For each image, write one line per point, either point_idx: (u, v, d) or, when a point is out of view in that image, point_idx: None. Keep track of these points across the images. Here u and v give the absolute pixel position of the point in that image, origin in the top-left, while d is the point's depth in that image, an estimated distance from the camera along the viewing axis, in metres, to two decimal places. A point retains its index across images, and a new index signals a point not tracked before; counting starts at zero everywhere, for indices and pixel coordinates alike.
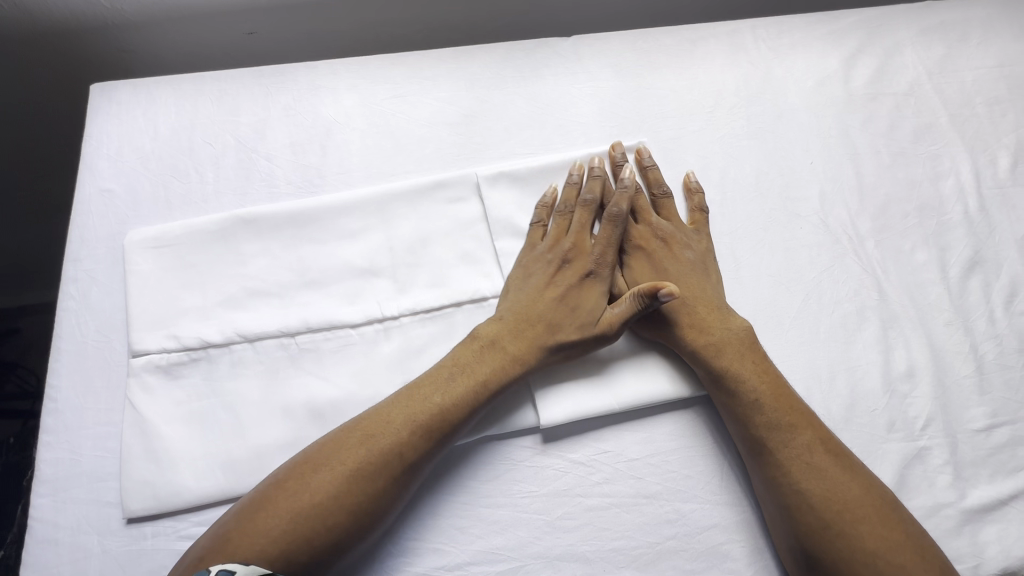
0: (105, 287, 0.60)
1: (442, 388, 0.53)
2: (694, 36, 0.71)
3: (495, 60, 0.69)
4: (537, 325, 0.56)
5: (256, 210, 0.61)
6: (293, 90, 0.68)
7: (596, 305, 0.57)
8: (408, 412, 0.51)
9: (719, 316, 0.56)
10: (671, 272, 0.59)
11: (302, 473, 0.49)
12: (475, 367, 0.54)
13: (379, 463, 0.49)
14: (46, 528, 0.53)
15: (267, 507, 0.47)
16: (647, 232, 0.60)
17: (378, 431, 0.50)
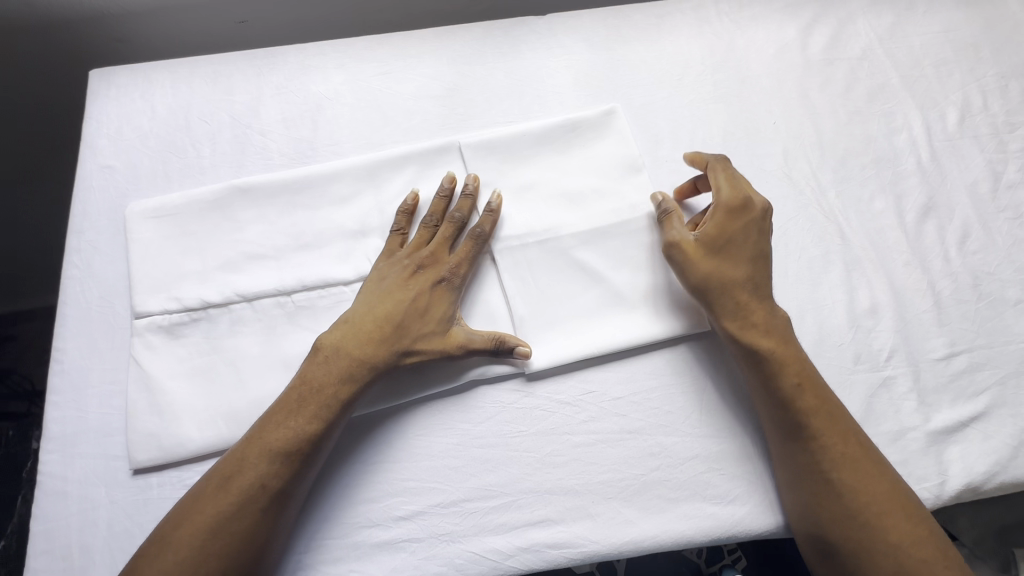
0: (107, 256, 0.63)
1: (291, 413, 0.52)
2: (661, 12, 0.76)
3: (475, 38, 0.73)
4: (384, 333, 0.55)
5: (252, 179, 0.64)
6: (284, 70, 0.72)
7: (443, 313, 0.57)
8: (263, 447, 0.51)
9: (760, 295, 0.57)
10: (743, 241, 0.58)
11: (169, 524, 0.49)
12: (324, 382, 0.53)
13: (239, 498, 0.49)
14: (55, 481, 0.55)
15: (147, 561, 0.47)
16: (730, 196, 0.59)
17: (235, 469, 0.50)
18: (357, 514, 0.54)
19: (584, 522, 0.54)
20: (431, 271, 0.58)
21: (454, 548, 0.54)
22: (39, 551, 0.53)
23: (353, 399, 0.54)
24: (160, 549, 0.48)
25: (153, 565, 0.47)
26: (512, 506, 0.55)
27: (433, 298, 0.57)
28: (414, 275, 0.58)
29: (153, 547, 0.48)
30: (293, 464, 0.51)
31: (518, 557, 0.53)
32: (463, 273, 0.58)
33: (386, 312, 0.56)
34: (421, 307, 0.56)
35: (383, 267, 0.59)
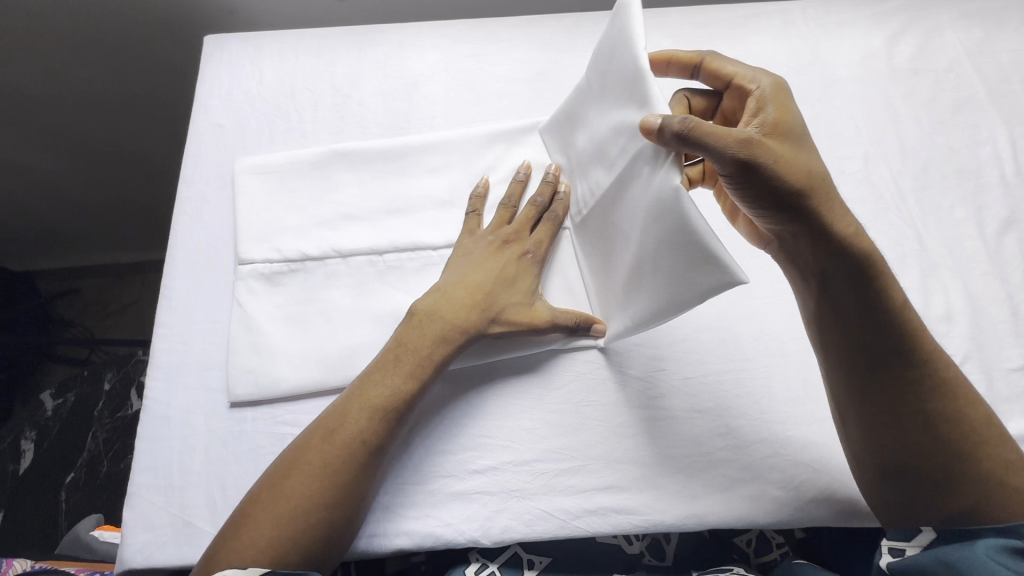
0: (214, 206, 0.67)
1: (388, 372, 0.55)
2: (748, 13, 0.78)
3: (565, 28, 0.77)
4: (476, 300, 0.57)
5: (351, 144, 0.68)
6: (384, 46, 0.76)
7: (528, 286, 0.59)
8: (363, 404, 0.53)
9: (843, 207, 0.47)
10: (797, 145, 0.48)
11: (276, 475, 0.50)
12: (416, 345, 0.56)
13: (345, 451, 0.51)
14: (160, 406, 0.59)
15: (258, 512, 0.48)
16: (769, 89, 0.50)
17: (337, 424, 0.52)
18: (435, 463, 0.57)
19: (650, 493, 0.56)
20: (517, 247, 0.60)
21: (524, 504, 0.56)
22: (143, 468, 0.57)
23: (445, 359, 0.56)
24: (268, 493, 0.50)
25: (268, 513, 0.48)
26: (581, 471, 0.57)
27: (519, 274, 0.59)
28: (500, 252, 0.60)
29: (263, 492, 0.50)
30: (394, 419, 0.54)
31: (585, 519, 0.56)
32: (545, 249, 0.61)
33: (476, 283, 0.58)
34: (508, 279, 0.59)
35: (468, 244, 0.61)
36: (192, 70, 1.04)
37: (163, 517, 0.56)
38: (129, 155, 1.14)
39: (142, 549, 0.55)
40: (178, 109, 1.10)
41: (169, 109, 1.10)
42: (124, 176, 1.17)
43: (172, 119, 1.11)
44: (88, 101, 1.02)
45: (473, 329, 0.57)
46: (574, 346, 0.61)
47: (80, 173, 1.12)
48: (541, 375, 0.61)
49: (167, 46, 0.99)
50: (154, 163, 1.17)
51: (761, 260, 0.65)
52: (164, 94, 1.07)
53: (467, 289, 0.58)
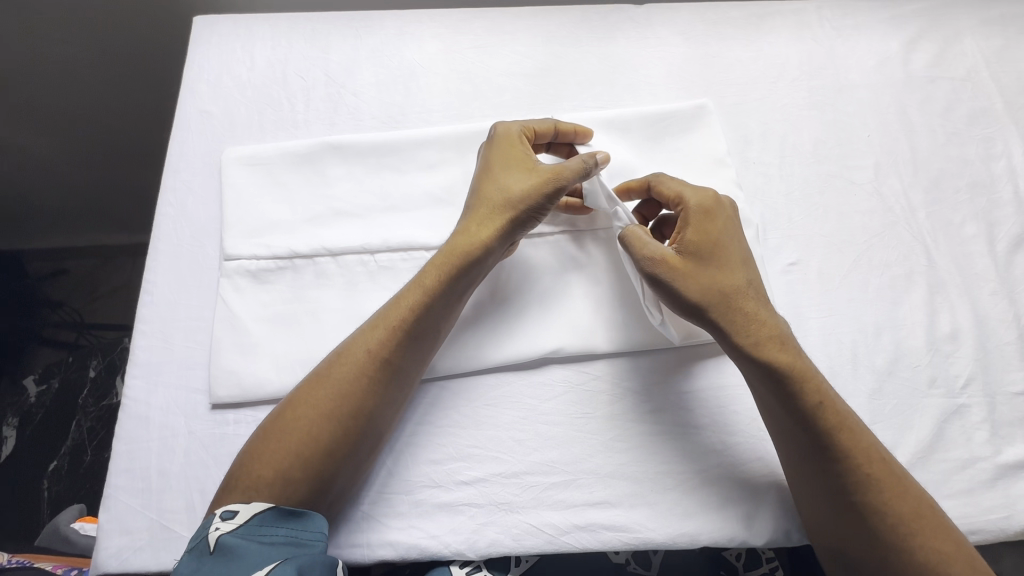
0: (200, 198, 0.65)
1: (400, 299, 0.53)
2: (761, 12, 0.75)
3: (571, 21, 0.73)
4: (480, 193, 0.57)
5: (344, 137, 0.66)
6: (381, 34, 0.72)
7: (516, 147, 0.58)
8: (377, 324, 0.52)
9: (769, 307, 0.53)
10: (723, 251, 0.54)
11: (282, 411, 0.50)
12: (424, 271, 0.54)
13: (351, 379, 0.50)
14: (139, 406, 0.57)
15: (244, 473, 0.47)
16: (705, 203, 0.55)
17: (346, 347, 0.52)
18: (420, 472, 0.56)
19: (640, 510, 0.55)
20: (503, 128, 0.60)
21: (511, 518, 0.55)
22: (120, 470, 0.55)
23: (466, 257, 0.54)
24: (267, 439, 0.48)
25: (254, 471, 0.47)
26: (571, 485, 0.56)
27: (521, 177, 0.56)
28: (497, 166, 0.58)
29: (266, 433, 0.49)
30: (401, 347, 0.52)
31: (573, 535, 0.54)
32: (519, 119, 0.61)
33: (486, 199, 0.56)
34: (512, 180, 0.57)
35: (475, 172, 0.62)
36: (177, 49, 1.01)
37: (140, 520, 0.54)
38: (117, 137, 1.11)
39: (118, 552, 0.53)
40: (171, 85, 1.06)
41: (155, 89, 1.06)
42: (111, 159, 1.14)
43: (156, 100, 1.07)
44: (71, 81, 1.00)
45: (488, 241, 0.54)
46: (574, 358, 0.60)
47: (69, 155, 1.11)
48: (544, 380, 0.59)
49: (159, 19, 0.96)
50: (141, 146, 1.13)
51: (767, 271, 0.63)
52: (156, 69, 1.03)
53: (474, 187, 0.58)
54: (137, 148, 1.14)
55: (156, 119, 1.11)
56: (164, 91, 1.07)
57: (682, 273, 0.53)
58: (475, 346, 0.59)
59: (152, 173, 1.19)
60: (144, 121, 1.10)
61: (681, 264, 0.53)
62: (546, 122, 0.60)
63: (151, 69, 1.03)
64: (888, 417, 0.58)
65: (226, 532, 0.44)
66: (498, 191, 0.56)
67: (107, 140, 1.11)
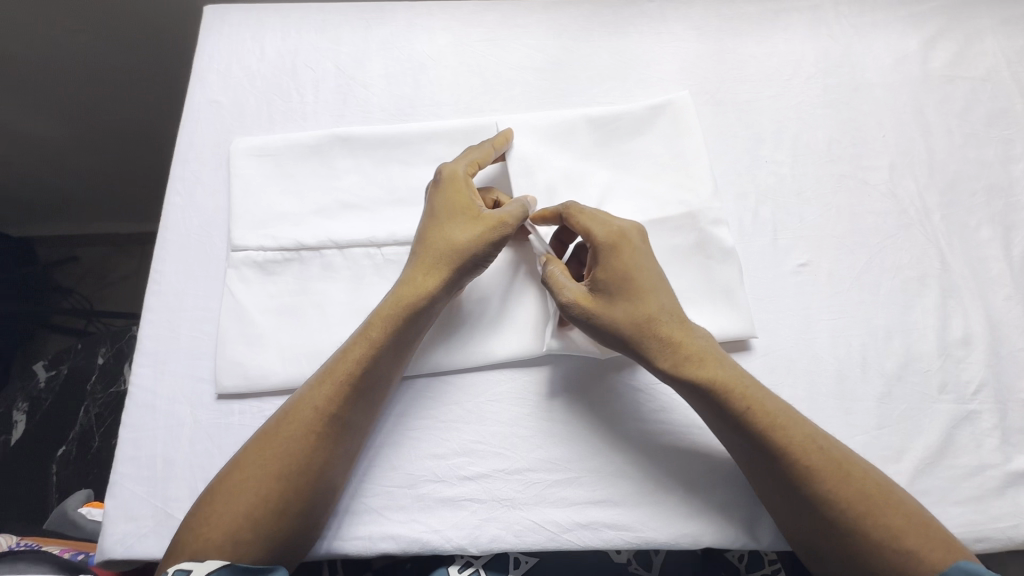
0: (208, 188, 0.65)
1: (346, 351, 0.53)
2: (777, 8, 0.73)
3: (584, 14, 0.73)
4: (425, 245, 0.55)
5: (353, 129, 0.65)
6: (391, 26, 0.72)
7: (461, 197, 0.56)
8: (324, 378, 0.52)
9: (688, 328, 0.53)
10: (635, 281, 0.53)
11: (263, 438, 0.50)
12: (370, 324, 0.53)
13: (297, 441, 0.50)
14: (145, 394, 0.58)
15: (244, 471, 0.49)
16: (610, 232, 0.54)
17: (293, 403, 0.52)
18: (423, 467, 0.56)
19: (643, 509, 0.55)
20: (448, 174, 0.57)
21: (514, 514, 0.55)
22: (126, 457, 0.56)
23: (411, 312, 0.53)
24: (266, 443, 0.50)
25: (246, 477, 0.48)
26: (575, 483, 0.56)
27: (465, 228, 0.55)
28: (443, 217, 0.56)
29: (262, 439, 0.50)
30: (348, 401, 0.51)
31: (575, 532, 0.54)
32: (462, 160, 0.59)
33: (430, 251, 0.55)
34: (456, 232, 0.55)
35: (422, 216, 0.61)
36: (186, 36, 1.01)
37: (145, 507, 0.54)
38: (127, 126, 1.12)
39: (123, 539, 0.53)
40: (181, 72, 1.06)
41: (165, 77, 1.06)
42: (120, 145, 1.14)
43: (164, 85, 1.08)
44: (79, 69, 1.00)
45: (432, 296, 0.53)
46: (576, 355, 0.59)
47: (79, 142, 1.11)
48: (547, 377, 0.59)
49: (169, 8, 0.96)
50: (149, 131, 1.14)
51: (776, 272, 0.62)
52: (166, 58, 1.03)
53: (420, 238, 0.57)
54: (147, 136, 1.14)
55: (166, 107, 1.11)
56: (174, 80, 1.07)
57: (602, 314, 0.53)
58: (480, 341, 0.59)
59: (161, 161, 1.20)
60: (154, 109, 1.10)
61: (598, 301, 0.54)
62: (484, 150, 0.59)
63: (160, 58, 1.03)
64: (896, 422, 0.57)
65: None
66: (443, 242, 0.55)
67: (118, 129, 1.11)
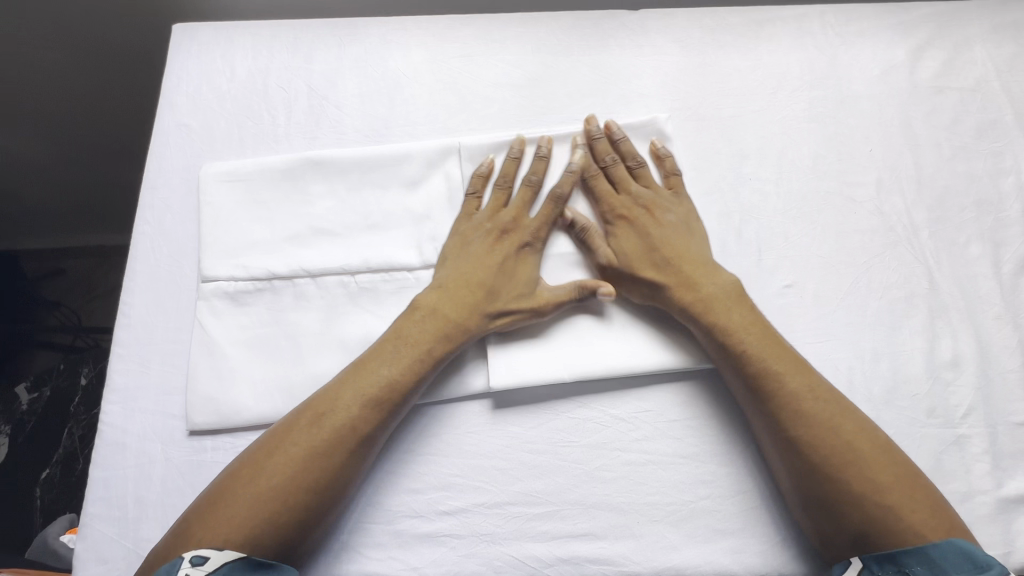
0: (178, 215, 0.63)
1: (326, 403, 0.52)
2: (761, 18, 0.71)
3: (563, 28, 0.71)
4: (471, 297, 0.57)
5: (326, 153, 0.64)
6: (365, 43, 0.70)
7: (534, 271, 0.59)
8: (303, 429, 0.51)
9: (713, 275, 0.58)
10: (656, 237, 0.59)
11: (233, 480, 0.49)
12: (363, 381, 0.52)
13: (275, 492, 0.48)
14: (115, 432, 0.56)
15: (211, 513, 0.47)
16: (632, 201, 0.61)
17: (270, 450, 0.50)
18: (401, 502, 0.55)
19: (626, 542, 0.54)
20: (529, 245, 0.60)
21: (494, 549, 0.53)
22: (96, 497, 0.55)
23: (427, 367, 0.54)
24: (236, 483, 0.48)
25: (246, 490, 0.48)
26: (555, 516, 0.54)
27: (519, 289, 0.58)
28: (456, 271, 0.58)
29: (230, 479, 0.49)
30: (333, 455, 0.50)
31: (557, 567, 0.53)
32: (545, 235, 0.60)
33: (439, 307, 0.56)
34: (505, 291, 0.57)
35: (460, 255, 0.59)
36: (163, 50, 0.99)
37: (116, 550, 0.53)
38: (104, 136, 1.09)
39: None
40: (158, 79, 1.03)
41: (139, 84, 1.03)
42: (101, 156, 1.12)
43: (145, 102, 1.06)
44: (47, 82, 0.98)
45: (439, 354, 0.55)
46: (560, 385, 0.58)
47: (60, 159, 1.09)
48: (530, 405, 0.57)
49: (140, 19, 0.93)
50: (130, 139, 1.10)
51: (761, 294, 0.60)
52: (139, 65, 1.00)
53: (444, 293, 0.57)
54: (125, 143, 1.11)
55: (141, 113, 1.07)
56: (149, 85, 1.03)
57: (631, 273, 0.58)
58: (458, 370, 0.58)
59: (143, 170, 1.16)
60: (129, 115, 1.07)
61: (646, 257, 0.59)
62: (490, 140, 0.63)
63: (133, 66, 1.00)
64: None
65: None
66: (487, 300, 0.57)
67: (94, 140, 1.09)
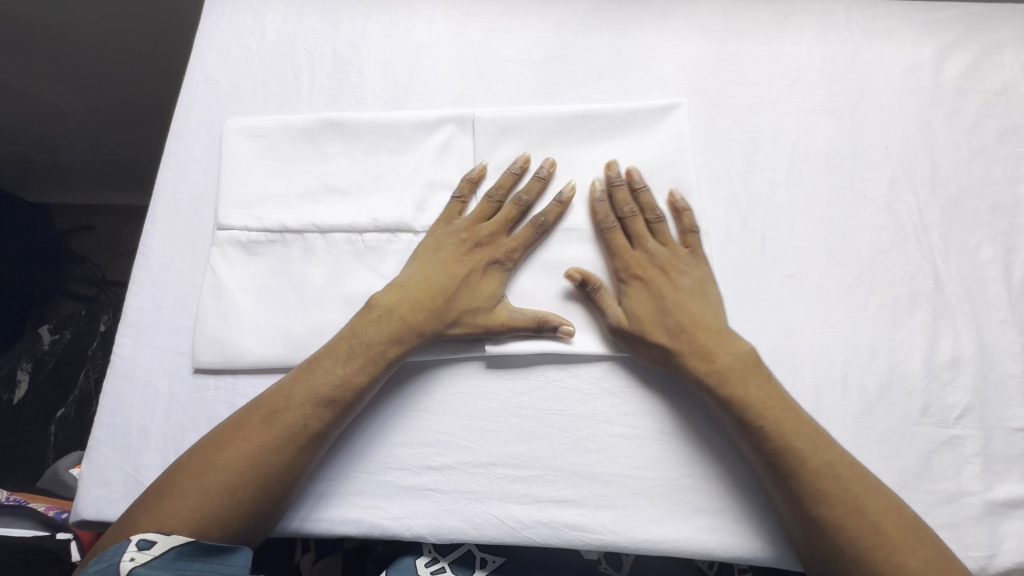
0: (200, 165, 0.66)
1: (278, 401, 0.52)
2: (786, 9, 0.71)
3: (586, 8, 0.71)
4: (429, 304, 0.57)
5: (345, 115, 0.66)
6: (391, 12, 0.72)
7: (498, 290, 0.59)
8: (253, 425, 0.51)
9: (727, 341, 0.55)
10: (670, 300, 0.57)
11: (188, 468, 0.49)
12: (316, 380, 0.53)
13: (225, 483, 0.48)
14: (126, 364, 0.59)
15: (164, 500, 0.48)
16: (648, 255, 0.59)
17: (221, 444, 0.50)
18: (390, 454, 0.56)
19: (605, 512, 0.54)
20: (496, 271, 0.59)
21: (476, 507, 0.55)
22: (103, 423, 0.57)
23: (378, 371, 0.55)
24: (188, 473, 0.49)
25: (198, 482, 0.48)
26: (538, 480, 0.55)
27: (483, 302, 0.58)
28: (425, 274, 0.58)
29: (182, 470, 0.49)
30: (283, 449, 0.51)
31: (536, 530, 0.54)
32: (518, 256, 0.59)
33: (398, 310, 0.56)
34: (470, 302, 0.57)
35: (428, 253, 0.59)
36: (195, 18, 1.02)
37: (118, 474, 0.56)
38: (136, 93, 1.11)
39: (95, 502, 0.55)
40: (189, 37, 1.05)
41: (171, 42, 1.05)
42: (133, 113, 1.15)
43: (172, 64, 1.09)
44: (84, 39, 1.00)
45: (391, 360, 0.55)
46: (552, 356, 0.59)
47: (81, 111, 1.12)
48: (522, 372, 0.59)
49: None
50: (161, 95, 1.13)
51: (762, 282, 0.61)
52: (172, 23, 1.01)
53: (404, 297, 0.57)
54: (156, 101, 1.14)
55: (172, 70, 1.09)
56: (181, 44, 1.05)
57: (642, 336, 0.56)
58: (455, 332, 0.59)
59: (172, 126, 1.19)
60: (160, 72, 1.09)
61: (664, 334, 0.56)
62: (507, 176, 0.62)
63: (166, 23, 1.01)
64: (873, 442, 0.55)
65: (140, 565, 0.43)
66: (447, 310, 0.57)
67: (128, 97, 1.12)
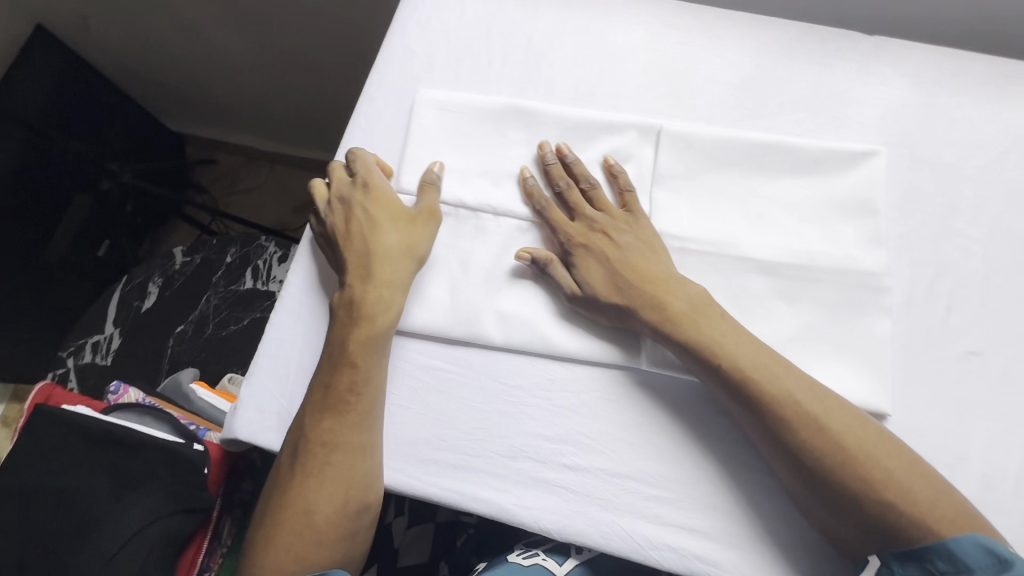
0: (387, 128, 0.69)
1: (302, 432, 0.54)
2: (1008, 73, 0.67)
3: (790, 37, 0.69)
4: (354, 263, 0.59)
5: (534, 104, 0.66)
6: (590, 11, 0.72)
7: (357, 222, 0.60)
8: (292, 462, 0.53)
9: (734, 335, 0.53)
10: (620, 265, 0.57)
11: (264, 519, 0.53)
12: (326, 401, 0.54)
13: (297, 525, 0.51)
14: (295, 302, 0.62)
15: (258, 551, 0.52)
16: (583, 221, 0.60)
17: (277, 488, 0.53)
18: (529, 443, 0.57)
19: (737, 552, 0.53)
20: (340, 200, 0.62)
21: (606, 515, 0.55)
22: (266, 352, 0.61)
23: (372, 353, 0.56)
24: (264, 527, 0.52)
25: (276, 532, 0.52)
26: (672, 503, 0.55)
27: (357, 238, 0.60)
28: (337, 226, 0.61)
29: (257, 526, 0.53)
30: (321, 471, 0.52)
31: (663, 553, 0.53)
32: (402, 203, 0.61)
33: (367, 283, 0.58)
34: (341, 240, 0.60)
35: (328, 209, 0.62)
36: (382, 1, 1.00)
37: (275, 403, 0.59)
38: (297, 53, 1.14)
39: (250, 425, 0.59)
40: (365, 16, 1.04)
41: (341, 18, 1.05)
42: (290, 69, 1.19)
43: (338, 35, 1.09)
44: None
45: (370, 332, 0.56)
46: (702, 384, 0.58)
47: (246, 57, 1.18)
48: (670, 392, 0.58)
49: None
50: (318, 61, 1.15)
51: (940, 354, 0.57)
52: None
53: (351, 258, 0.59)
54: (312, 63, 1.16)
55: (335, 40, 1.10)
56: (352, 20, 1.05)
57: (628, 307, 0.56)
58: (612, 338, 0.59)
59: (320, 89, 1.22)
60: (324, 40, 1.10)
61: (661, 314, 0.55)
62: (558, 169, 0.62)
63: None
64: None
65: None
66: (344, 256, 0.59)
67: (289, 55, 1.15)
